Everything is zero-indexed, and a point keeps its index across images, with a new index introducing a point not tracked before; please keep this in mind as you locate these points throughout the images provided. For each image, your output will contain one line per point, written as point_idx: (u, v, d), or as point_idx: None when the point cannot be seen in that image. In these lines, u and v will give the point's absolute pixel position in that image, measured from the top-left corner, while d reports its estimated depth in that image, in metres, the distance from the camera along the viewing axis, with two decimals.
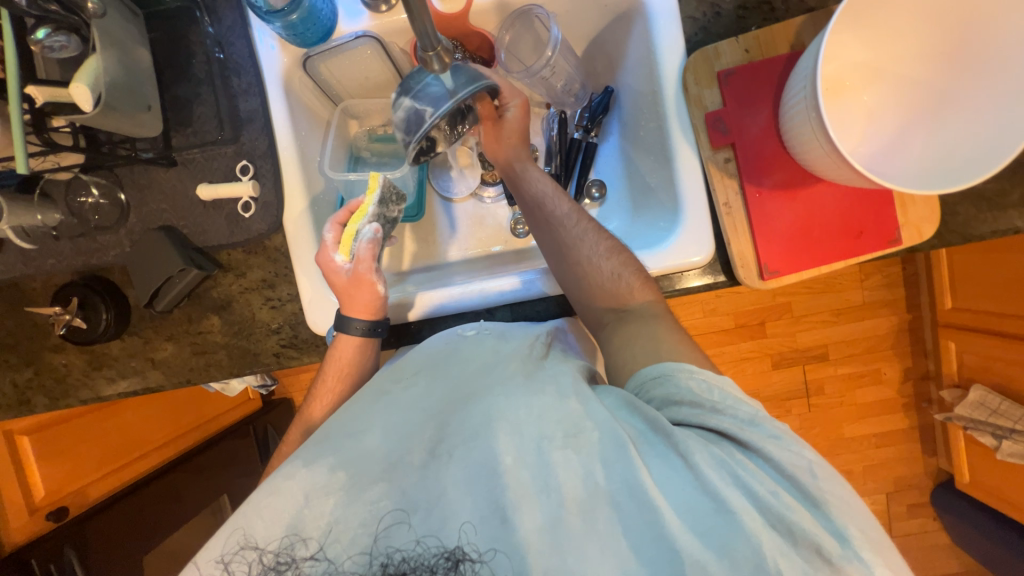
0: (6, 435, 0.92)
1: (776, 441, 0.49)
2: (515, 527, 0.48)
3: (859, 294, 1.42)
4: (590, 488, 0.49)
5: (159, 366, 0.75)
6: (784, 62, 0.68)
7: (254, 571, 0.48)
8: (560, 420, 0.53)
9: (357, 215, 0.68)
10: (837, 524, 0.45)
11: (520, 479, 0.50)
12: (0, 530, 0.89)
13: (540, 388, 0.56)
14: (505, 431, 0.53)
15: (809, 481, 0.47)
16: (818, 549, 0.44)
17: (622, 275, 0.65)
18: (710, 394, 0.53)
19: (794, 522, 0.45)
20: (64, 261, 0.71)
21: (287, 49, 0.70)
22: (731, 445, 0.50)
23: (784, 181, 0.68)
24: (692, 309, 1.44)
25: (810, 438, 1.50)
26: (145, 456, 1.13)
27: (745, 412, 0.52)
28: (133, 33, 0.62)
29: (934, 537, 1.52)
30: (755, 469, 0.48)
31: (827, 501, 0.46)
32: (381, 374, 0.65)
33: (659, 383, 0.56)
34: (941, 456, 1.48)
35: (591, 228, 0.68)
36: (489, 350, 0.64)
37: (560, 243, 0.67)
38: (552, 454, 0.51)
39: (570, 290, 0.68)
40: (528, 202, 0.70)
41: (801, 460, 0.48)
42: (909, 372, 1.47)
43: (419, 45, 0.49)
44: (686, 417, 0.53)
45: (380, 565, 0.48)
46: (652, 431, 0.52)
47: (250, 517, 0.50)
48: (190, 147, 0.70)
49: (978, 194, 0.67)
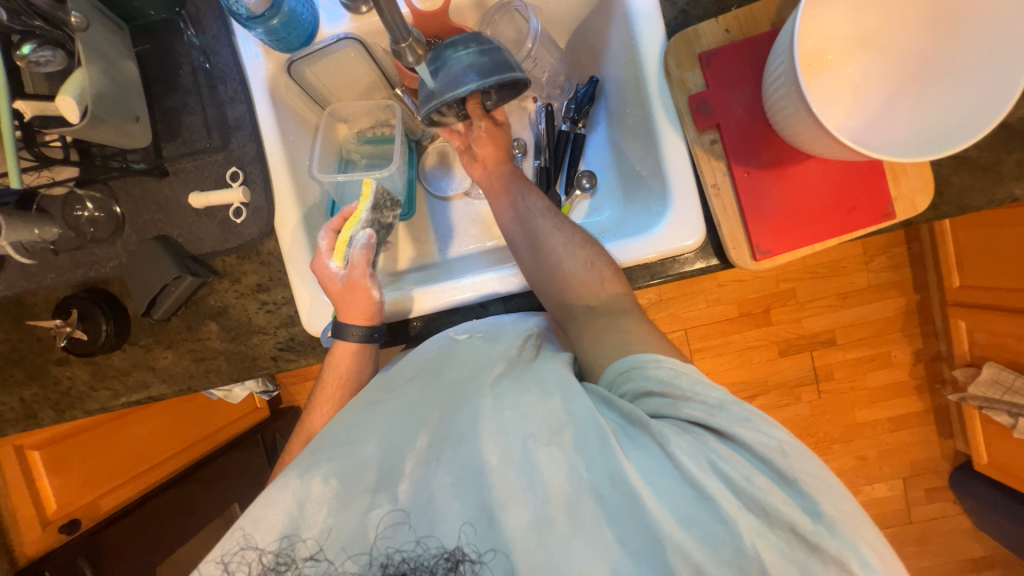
0: (18, 450, 0.94)
1: (746, 423, 0.49)
2: (501, 526, 0.48)
3: (863, 276, 1.40)
4: (575, 483, 0.50)
5: (160, 375, 0.76)
6: (762, 40, 0.67)
7: (254, 571, 0.49)
8: (545, 418, 0.53)
9: (351, 221, 0.69)
10: (812, 501, 0.45)
11: (507, 479, 0.50)
12: (13, 544, 0.88)
13: (526, 387, 0.57)
14: (490, 432, 0.53)
15: (781, 461, 0.46)
16: (793, 528, 0.44)
17: (595, 265, 0.65)
18: (678, 381, 0.52)
19: (767, 502, 0.45)
20: (64, 275, 0.72)
21: (271, 55, 0.72)
22: (705, 433, 0.50)
23: (773, 159, 0.68)
24: (695, 300, 1.43)
25: (821, 425, 1.48)
26: (155, 467, 1.14)
27: (714, 397, 0.51)
28: (118, 46, 0.64)
29: (957, 521, 1.49)
30: (728, 454, 0.48)
31: (801, 481, 0.45)
32: (373, 383, 0.63)
33: (628, 376, 0.55)
34: (958, 438, 1.45)
35: (564, 221, 0.69)
36: (480, 358, 0.61)
37: (534, 237, 0.68)
38: (537, 452, 0.51)
39: (541, 287, 0.67)
40: (503, 203, 0.72)
41: (772, 440, 0.47)
42: (920, 353, 1.44)
43: (391, 39, 0.50)
44: (657, 409, 0.52)
45: (380, 565, 0.49)
46: (630, 424, 0.52)
47: (251, 519, 0.51)
48: (180, 157, 0.71)
49: (972, 162, 0.66)
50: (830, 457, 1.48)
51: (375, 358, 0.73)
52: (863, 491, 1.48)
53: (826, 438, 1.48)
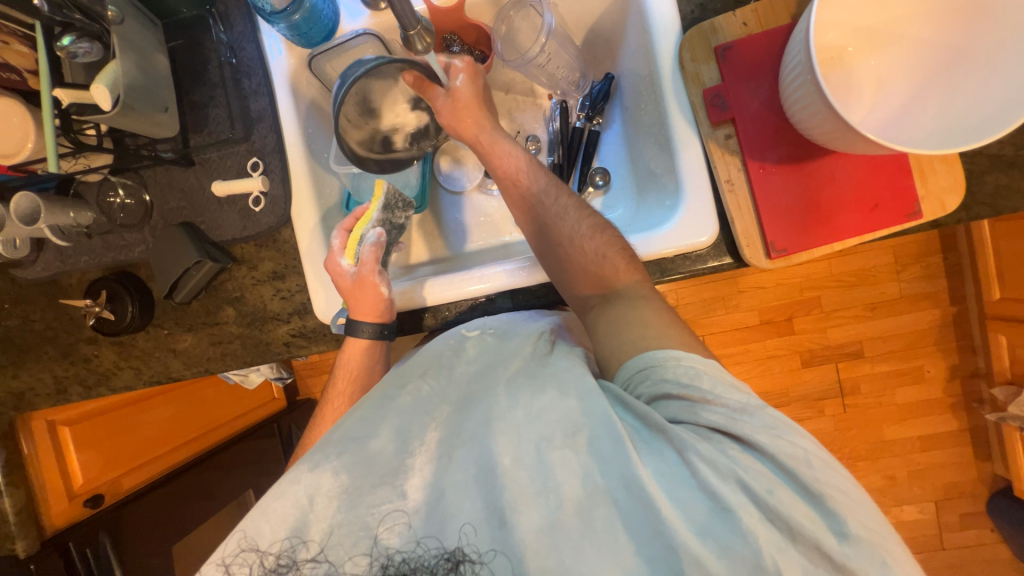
0: (49, 425, 0.97)
1: (770, 430, 0.46)
2: (512, 529, 0.46)
3: (894, 285, 1.34)
4: (588, 488, 0.47)
5: (179, 355, 0.79)
6: (784, 33, 0.66)
7: (255, 573, 0.47)
8: (560, 419, 0.50)
9: (362, 220, 0.72)
10: (838, 520, 0.42)
11: (518, 480, 0.48)
12: (43, 514, 0.92)
13: (541, 387, 0.54)
14: (503, 432, 0.51)
15: (806, 473, 0.44)
16: (818, 546, 0.42)
17: (606, 256, 0.65)
18: (698, 381, 0.50)
19: (792, 519, 0.43)
20: (95, 258, 0.76)
21: (294, 51, 0.75)
22: (725, 440, 0.47)
23: (789, 154, 0.66)
24: (715, 307, 1.39)
25: (846, 441, 1.41)
26: (171, 451, 1.17)
27: (737, 400, 0.48)
28: (151, 40, 0.68)
29: (995, 550, 1.39)
30: (749, 464, 0.45)
31: (830, 498, 0.43)
32: (386, 377, 0.62)
33: (645, 375, 0.53)
34: (997, 461, 1.36)
35: (572, 205, 0.69)
36: (493, 354, 0.61)
37: (543, 221, 0.68)
38: (551, 455, 0.48)
39: (556, 277, 0.67)
40: (502, 177, 0.72)
41: (797, 451, 0.45)
42: (955, 369, 1.37)
43: (400, 25, 0.52)
44: (676, 413, 0.49)
45: (380, 566, 0.47)
46: (647, 428, 0.49)
47: (255, 524, 0.49)
48: (205, 147, 0.74)
49: (1007, 161, 0.63)
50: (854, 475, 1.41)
51: (387, 355, 0.74)
52: (891, 513, 1.41)
53: (851, 454, 1.41)
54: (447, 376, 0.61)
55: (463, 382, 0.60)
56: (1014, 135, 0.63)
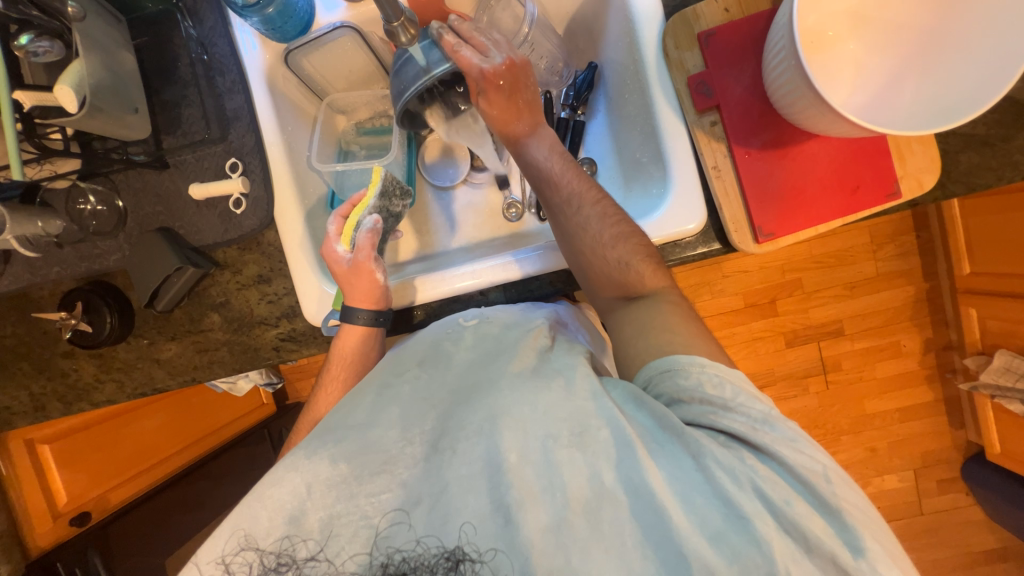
0: (28, 444, 0.94)
1: (790, 443, 0.47)
2: (519, 526, 0.46)
3: (872, 265, 1.38)
4: (597, 489, 0.47)
5: (163, 365, 0.76)
6: (765, 18, 0.67)
7: (254, 572, 0.46)
8: (568, 418, 0.50)
9: (358, 207, 0.70)
10: (853, 534, 0.43)
11: (525, 478, 0.47)
12: (26, 536, 0.92)
13: (546, 384, 0.54)
14: (509, 430, 0.50)
15: (824, 487, 0.45)
16: (833, 560, 0.43)
17: (630, 264, 0.62)
18: (720, 390, 0.50)
19: (808, 529, 0.43)
20: (68, 268, 0.73)
21: (268, 45, 0.73)
22: (742, 448, 0.48)
23: (773, 139, 0.67)
24: (700, 292, 1.41)
25: (829, 417, 1.46)
26: (157, 464, 1.12)
27: (759, 410, 0.49)
28: (116, 38, 0.65)
29: (970, 513, 1.46)
30: (766, 473, 0.46)
31: (845, 511, 0.44)
32: (382, 365, 0.63)
33: (667, 376, 0.53)
34: (970, 429, 1.42)
35: (591, 196, 0.65)
36: (491, 342, 0.63)
37: (566, 230, 0.65)
38: (558, 454, 0.48)
39: (578, 275, 0.67)
40: (526, 167, 0.70)
41: (816, 465, 0.46)
42: (930, 342, 1.42)
43: (384, 17, 0.55)
44: (694, 417, 0.50)
45: (380, 565, 0.46)
46: (660, 429, 0.49)
47: (250, 517, 0.47)
48: (180, 148, 0.72)
49: (980, 140, 0.65)
50: (838, 448, 1.47)
51: (382, 342, 0.72)
52: (873, 483, 1.47)
53: (834, 429, 1.46)
54: (446, 365, 0.62)
55: (460, 370, 0.61)
56: (985, 115, 0.64)
